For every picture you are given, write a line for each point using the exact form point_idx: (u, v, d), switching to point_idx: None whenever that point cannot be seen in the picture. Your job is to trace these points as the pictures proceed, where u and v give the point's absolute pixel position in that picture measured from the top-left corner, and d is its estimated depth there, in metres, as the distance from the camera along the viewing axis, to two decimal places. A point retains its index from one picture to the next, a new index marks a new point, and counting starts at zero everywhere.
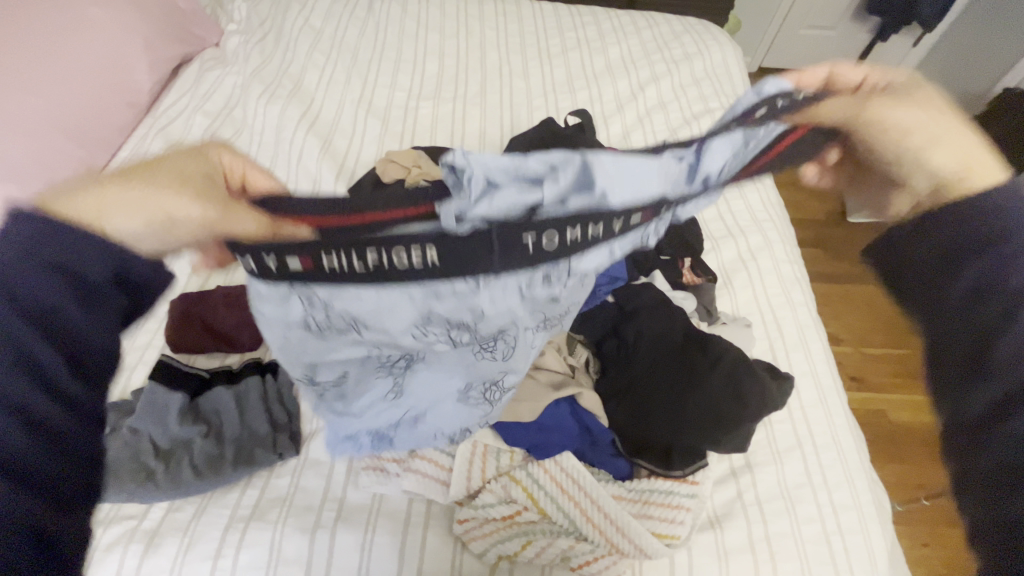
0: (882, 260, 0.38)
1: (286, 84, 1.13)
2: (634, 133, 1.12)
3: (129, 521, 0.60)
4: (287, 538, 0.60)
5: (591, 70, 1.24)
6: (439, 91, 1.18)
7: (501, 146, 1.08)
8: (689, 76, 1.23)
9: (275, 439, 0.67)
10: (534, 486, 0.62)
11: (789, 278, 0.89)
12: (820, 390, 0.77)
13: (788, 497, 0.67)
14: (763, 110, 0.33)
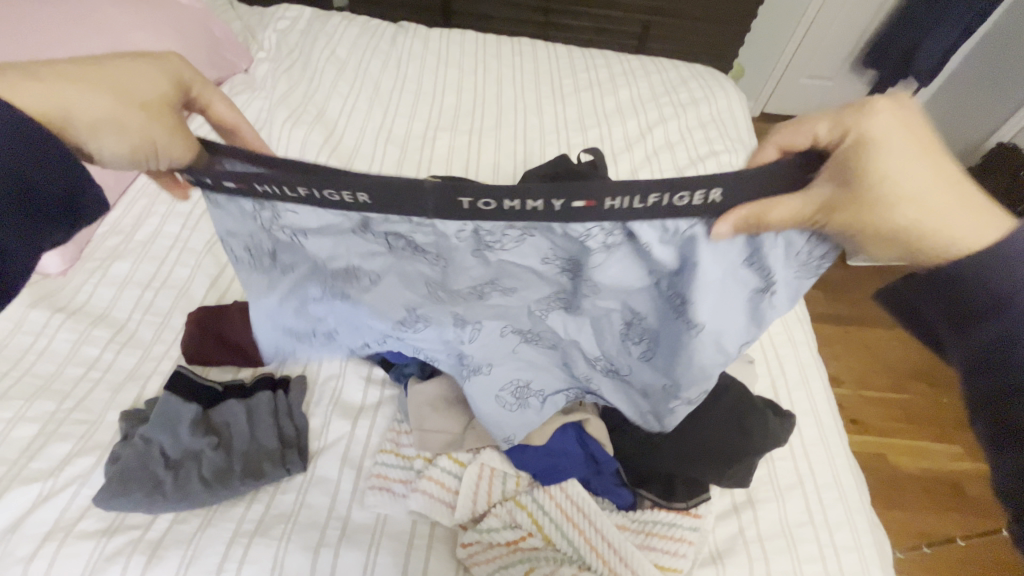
0: (932, 290, 0.43)
1: (311, 111, 1.19)
2: (641, 171, 1.16)
3: (134, 530, 0.60)
4: (291, 555, 0.60)
5: (601, 110, 1.30)
6: (457, 123, 1.23)
7: (514, 179, 1.13)
8: (696, 119, 1.29)
9: (283, 454, 0.68)
10: (539, 512, 0.63)
11: (791, 317, 0.91)
12: (822, 429, 0.78)
13: (790, 535, 0.67)
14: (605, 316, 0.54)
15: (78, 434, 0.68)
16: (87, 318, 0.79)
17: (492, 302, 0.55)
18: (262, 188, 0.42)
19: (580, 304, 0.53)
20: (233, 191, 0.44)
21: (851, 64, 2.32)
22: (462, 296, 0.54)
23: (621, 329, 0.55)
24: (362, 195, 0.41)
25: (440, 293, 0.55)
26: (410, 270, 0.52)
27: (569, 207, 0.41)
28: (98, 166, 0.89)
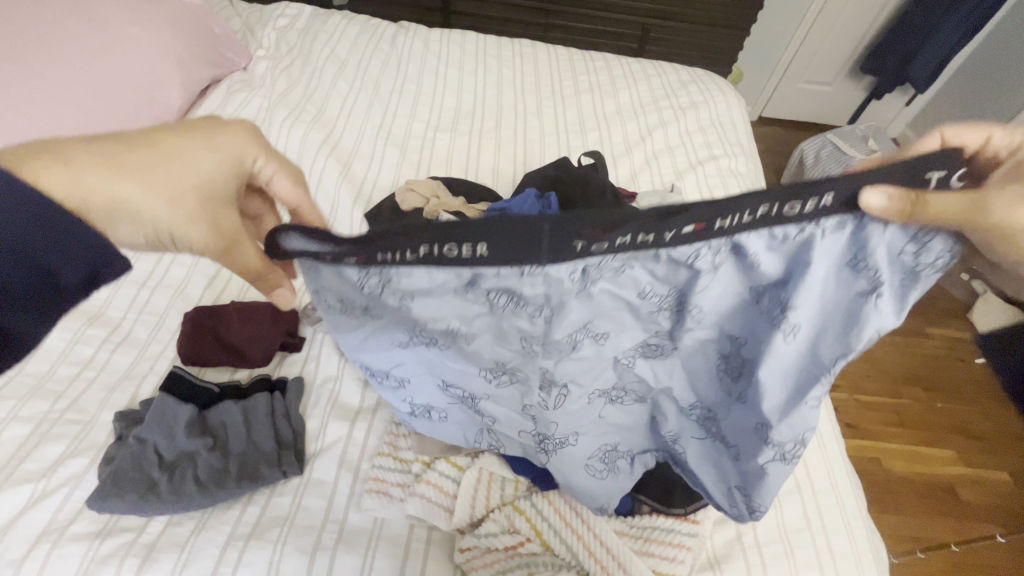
0: None
1: (310, 110, 1.18)
2: (641, 175, 1.16)
3: (127, 533, 0.60)
4: (287, 558, 0.59)
5: (602, 113, 1.30)
6: (457, 124, 1.23)
7: (514, 180, 1.12)
8: (695, 123, 1.29)
9: (280, 456, 0.67)
10: (537, 517, 0.63)
11: None
12: (819, 434, 0.79)
13: (787, 540, 0.67)
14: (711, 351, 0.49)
15: (71, 434, 0.67)
16: (81, 317, 0.78)
17: (584, 353, 0.48)
18: (384, 257, 0.42)
19: (671, 343, 0.49)
20: (343, 245, 0.41)
21: (849, 69, 2.33)
22: (552, 352, 0.47)
23: (714, 363, 0.50)
24: (469, 238, 0.39)
25: (533, 347, 0.48)
26: (505, 325, 0.47)
27: (679, 232, 0.39)
28: None
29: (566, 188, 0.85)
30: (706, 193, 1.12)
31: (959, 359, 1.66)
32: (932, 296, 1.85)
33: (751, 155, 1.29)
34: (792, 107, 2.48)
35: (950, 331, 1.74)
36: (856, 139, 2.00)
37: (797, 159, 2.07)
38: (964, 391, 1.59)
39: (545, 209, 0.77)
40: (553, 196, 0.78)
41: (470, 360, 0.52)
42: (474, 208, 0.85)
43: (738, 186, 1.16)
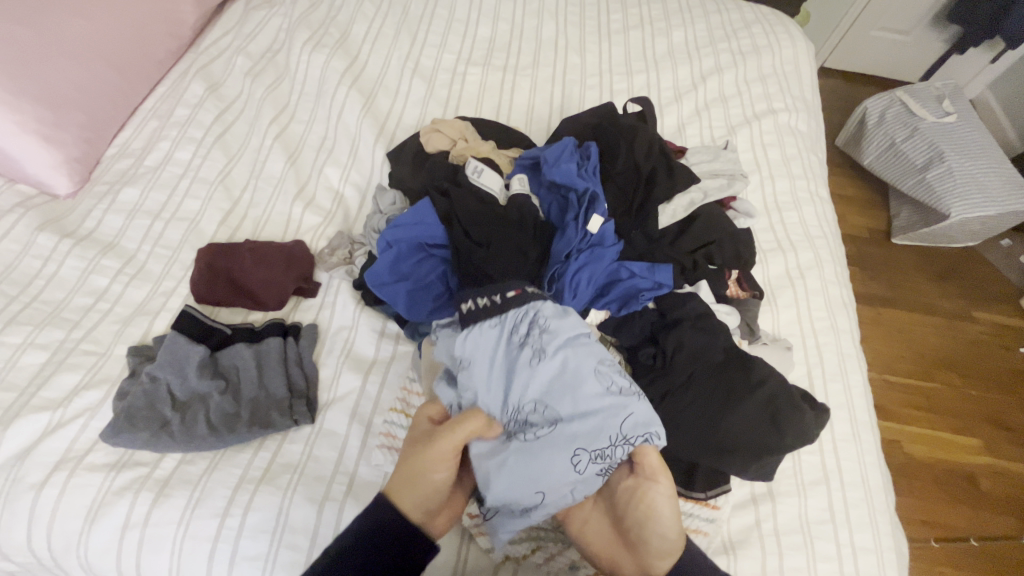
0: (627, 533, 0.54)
1: (333, 33, 1.09)
2: (689, 126, 1.05)
3: (141, 467, 0.60)
4: (296, 506, 0.59)
5: (652, 53, 1.17)
6: (490, 57, 1.12)
7: (550, 123, 1.02)
8: (755, 71, 1.16)
9: (291, 404, 0.65)
10: None
11: (836, 302, 0.85)
12: (855, 425, 0.74)
13: (807, 531, 0.64)
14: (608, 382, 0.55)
15: (87, 365, 0.66)
16: (96, 246, 0.76)
17: (563, 331, 0.58)
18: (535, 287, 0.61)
19: (591, 353, 0.57)
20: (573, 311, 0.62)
21: (933, 16, 2.06)
22: (577, 343, 0.57)
23: (581, 359, 0.56)
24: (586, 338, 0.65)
25: (567, 318, 0.59)
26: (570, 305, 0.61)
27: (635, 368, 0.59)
28: (106, 82, 0.84)
29: (608, 135, 0.74)
30: (759, 152, 1.02)
31: (1001, 345, 1.65)
32: (983, 280, 1.78)
33: (813, 111, 1.16)
34: (859, 57, 2.25)
35: (995, 318, 1.70)
36: (928, 99, 1.82)
37: (857, 117, 1.89)
38: (1001, 380, 1.58)
39: (584, 161, 0.70)
40: (594, 146, 0.71)
41: (512, 317, 0.59)
42: (505, 153, 0.78)
43: (797, 147, 1.04)
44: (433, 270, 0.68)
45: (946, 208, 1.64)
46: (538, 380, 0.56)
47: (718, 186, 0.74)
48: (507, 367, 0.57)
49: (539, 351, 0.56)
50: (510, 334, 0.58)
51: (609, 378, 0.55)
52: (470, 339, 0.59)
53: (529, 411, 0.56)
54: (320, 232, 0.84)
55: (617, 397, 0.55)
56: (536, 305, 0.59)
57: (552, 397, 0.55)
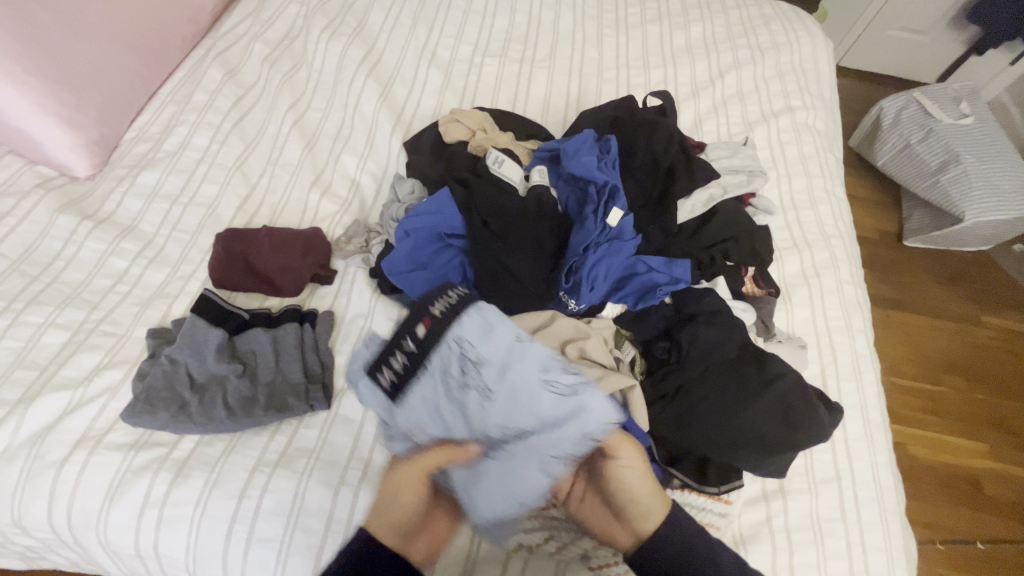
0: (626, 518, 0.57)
1: (350, 22, 1.08)
2: (706, 122, 1.04)
3: (160, 448, 0.61)
4: (312, 489, 0.60)
5: (669, 47, 1.16)
6: (507, 49, 1.12)
7: (566, 116, 1.02)
8: (774, 68, 1.15)
9: (307, 390, 0.66)
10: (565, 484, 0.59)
11: (851, 302, 0.84)
12: (867, 425, 0.74)
13: (818, 528, 0.65)
14: (566, 396, 0.57)
15: (106, 346, 0.67)
16: (115, 229, 0.77)
17: (483, 351, 0.58)
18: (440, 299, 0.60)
19: (537, 375, 0.57)
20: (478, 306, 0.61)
21: (952, 16, 2.04)
22: (504, 358, 0.58)
23: (525, 378, 0.57)
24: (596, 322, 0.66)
25: (488, 333, 0.59)
26: (483, 315, 0.59)
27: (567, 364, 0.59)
28: (124, 66, 0.84)
29: (628, 130, 0.74)
30: (776, 150, 1.01)
31: (1010, 350, 1.64)
32: (994, 285, 1.77)
33: (831, 110, 1.15)
34: (875, 56, 2.23)
35: (1005, 323, 1.69)
36: (945, 100, 1.80)
37: (872, 117, 1.87)
38: (1009, 385, 1.57)
39: (603, 155, 0.70)
40: (613, 139, 0.71)
41: (434, 354, 0.59)
42: (523, 145, 0.78)
43: (814, 146, 1.03)
44: (450, 260, 0.68)
45: (960, 211, 1.62)
46: (477, 403, 0.58)
47: (737, 183, 0.74)
48: (457, 405, 0.58)
49: (474, 380, 0.58)
50: (439, 374, 0.58)
51: (565, 391, 0.57)
52: (411, 390, 0.58)
53: (504, 444, 0.57)
54: (336, 220, 0.84)
55: (578, 404, 0.56)
56: (454, 334, 0.58)
57: (524, 423, 0.57)
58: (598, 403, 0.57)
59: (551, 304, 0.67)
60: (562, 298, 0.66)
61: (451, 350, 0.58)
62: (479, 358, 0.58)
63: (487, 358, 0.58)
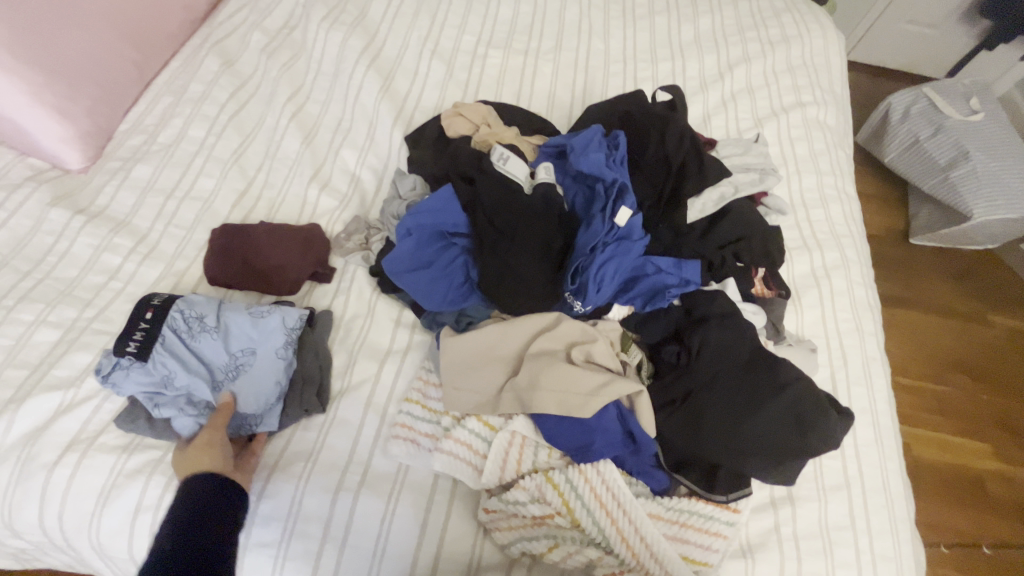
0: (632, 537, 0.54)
1: (351, 11, 1.06)
2: (715, 117, 1.02)
3: (154, 451, 0.60)
4: (311, 494, 0.58)
5: (678, 40, 1.13)
6: (511, 40, 1.09)
7: (571, 110, 1.00)
8: (784, 62, 1.12)
9: (304, 393, 0.64)
10: (571, 493, 0.56)
11: (862, 304, 0.82)
12: (877, 430, 0.72)
13: (827, 537, 0.63)
14: (241, 364, 0.63)
15: (99, 345, 0.65)
16: (108, 224, 0.75)
17: (250, 345, 0.64)
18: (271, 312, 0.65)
19: (215, 357, 0.63)
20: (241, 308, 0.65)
21: (965, 9, 2.00)
22: (260, 344, 0.64)
23: (258, 357, 0.63)
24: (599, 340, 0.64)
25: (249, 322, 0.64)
26: (227, 315, 0.64)
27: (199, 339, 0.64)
28: (118, 54, 0.81)
29: (637, 126, 0.72)
30: (787, 147, 0.99)
31: (1016, 350, 1.62)
32: (1001, 284, 1.75)
33: (843, 105, 1.13)
34: (884, 51, 2.19)
35: (1012, 322, 1.67)
36: (956, 96, 1.77)
37: (881, 113, 1.84)
38: (1014, 386, 1.55)
39: (612, 151, 0.68)
40: (622, 135, 0.69)
41: (254, 359, 0.63)
42: (528, 141, 0.75)
43: (825, 142, 1.01)
44: (454, 259, 0.66)
45: (969, 209, 1.60)
46: (223, 364, 0.63)
47: (749, 181, 0.72)
48: (259, 396, 0.62)
49: (261, 369, 0.63)
50: (258, 371, 0.63)
51: (244, 359, 0.63)
52: (241, 396, 0.62)
53: (251, 419, 0.62)
54: (336, 217, 0.82)
55: (252, 369, 0.63)
56: (228, 334, 0.64)
57: (240, 394, 0.62)
58: (260, 363, 0.63)
59: (556, 306, 0.65)
60: (568, 299, 0.64)
61: (182, 320, 0.63)
62: (212, 320, 0.63)
63: (268, 326, 0.64)
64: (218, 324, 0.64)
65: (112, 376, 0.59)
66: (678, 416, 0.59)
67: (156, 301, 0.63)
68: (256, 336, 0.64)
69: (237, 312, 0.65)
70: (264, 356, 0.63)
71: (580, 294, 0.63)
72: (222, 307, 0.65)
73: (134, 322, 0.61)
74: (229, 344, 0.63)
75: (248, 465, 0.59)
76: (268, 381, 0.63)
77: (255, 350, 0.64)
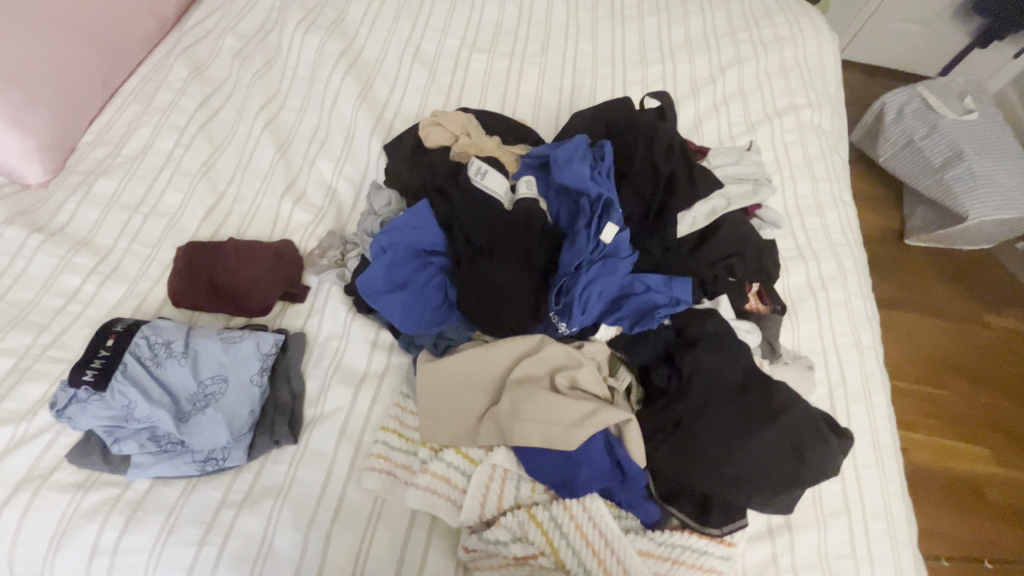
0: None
1: (328, 13, 1.02)
2: (707, 122, 0.99)
3: (111, 489, 0.56)
4: (280, 533, 0.54)
5: (668, 42, 1.10)
6: (496, 43, 1.05)
7: (558, 116, 0.96)
8: (777, 64, 1.09)
9: (273, 422, 0.60)
10: (554, 530, 0.52)
11: (860, 316, 0.79)
12: (878, 450, 0.69)
13: (827, 567, 0.60)
14: (209, 392, 0.58)
15: (54, 374, 0.61)
16: (68, 242, 0.71)
17: (221, 372, 0.60)
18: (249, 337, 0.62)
19: (181, 384, 0.58)
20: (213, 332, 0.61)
21: (958, 7, 1.98)
22: (233, 370, 0.60)
23: (228, 385, 0.59)
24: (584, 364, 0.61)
25: (221, 348, 0.60)
26: (196, 340, 0.60)
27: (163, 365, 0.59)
28: (81, 63, 0.77)
29: (624, 135, 0.69)
30: (780, 152, 0.96)
31: (1014, 353, 1.60)
32: (998, 285, 1.73)
33: (837, 108, 1.10)
34: (877, 49, 2.17)
35: (1009, 324, 1.65)
36: (951, 95, 1.74)
37: (875, 113, 1.81)
38: (1012, 389, 1.53)
39: (597, 163, 0.64)
40: (608, 145, 0.65)
41: (226, 386, 0.59)
42: (510, 151, 0.72)
43: (820, 147, 0.98)
44: (431, 278, 0.63)
45: (966, 211, 1.58)
46: (190, 393, 0.58)
47: (742, 193, 0.69)
48: (228, 426, 0.57)
49: (231, 398, 0.59)
50: (228, 399, 0.58)
51: (213, 387, 0.59)
52: (207, 427, 0.56)
53: (218, 452, 0.57)
54: (311, 231, 0.78)
55: (222, 397, 0.58)
56: (198, 360, 0.59)
57: (205, 426, 0.56)
58: (232, 391, 0.59)
59: (539, 327, 0.61)
60: (552, 320, 0.61)
61: (147, 346, 0.58)
62: (179, 345, 0.59)
63: (241, 352, 0.61)
64: (186, 350, 0.59)
65: (68, 411, 0.54)
66: (668, 445, 0.56)
67: (120, 327, 0.59)
68: (228, 363, 0.60)
69: (208, 338, 0.61)
70: (236, 384, 0.59)
71: (563, 314, 0.59)
72: (191, 332, 0.61)
73: (94, 348, 0.56)
74: (197, 371, 0.59)
75: (212, 504, 0.55)
76: (240, 410, 0.58)
77: (225, 377, 0.59)
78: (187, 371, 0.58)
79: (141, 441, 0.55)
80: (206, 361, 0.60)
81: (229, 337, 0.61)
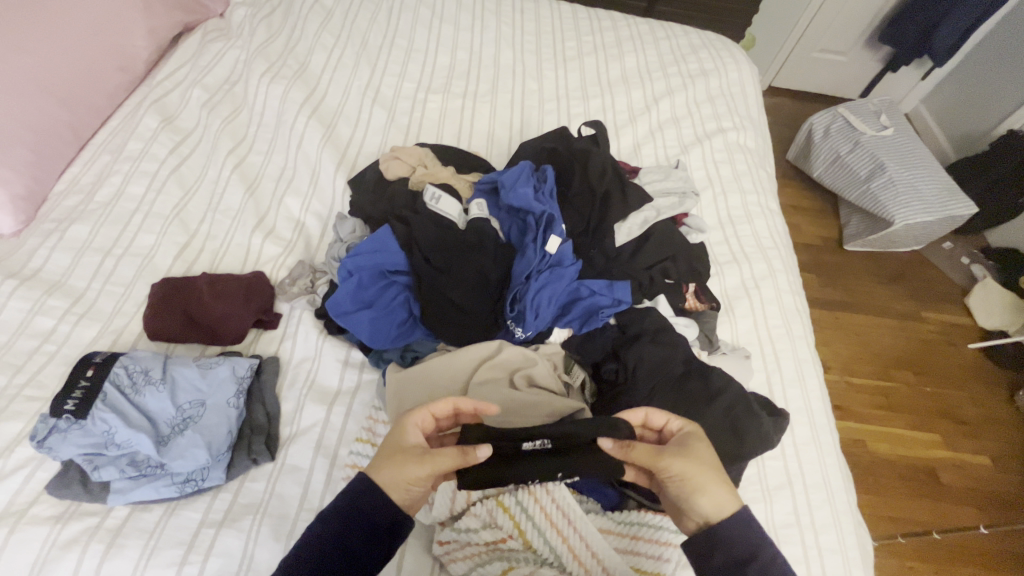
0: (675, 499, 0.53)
1: (292, 64, 1.09)
2: (645, 147, 1.09)
3: (90, 518, 0.57)
4: (261, 546, 0.57)
5: (606, 77, 1.22)
6: (450, 85, 1.15)
7: (510, 148, 1.05)
8: (704, 93, 1.21)
9: (250, 442, 0.63)
10: (522, 515, 0.57)
11: (791, 310, 0.88)
12: (814, 428, 0.76)
13: (774, 536, 0.66)
14: (187, 415, 0.61)
15: (30, 412, 0.63)
16: (41, 286, 0.73)
17: (198, 395, 0.62)
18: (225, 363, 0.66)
19: (158, 409, 0.61)
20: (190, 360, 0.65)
21: (866, 38, 2.22)
22: (209, 394, 0.63)
23: (205, 408, 0.62)
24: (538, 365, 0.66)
25: (197, 373, 0.64)
26: (174, 368, 0.64)
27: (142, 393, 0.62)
28: (53, 118, 0.82)
29: (565, 160, 0.77)
30: (711, 170, 1.06)
31: (949, 343, 1.74)
32: (930, 281, 1.88)
33: (760, 129, 1.23)
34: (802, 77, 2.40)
35: (943, 317, 1.80)
36: (868, 114, 1.94)
37: (805, 132, 1.99)
38: (951, 377, 1.65)
39: (540, 185, 0.72)
40: (550, 169, 0.73)
41: (203, 409, 0.62)
42: (464, 179, 0.79)
43: (746, 163, 1.09)
44: (395, 296, 0.68)
45: (891, 216, 1.74)
46: (168, 417, 0.61)
47: (671, 205, 0.78)
48: (206, 446, 0.59)
49: (209, 420, 0.61)
50: (204, 421, 0.61)
51: (191, 410, 0.61)
52: (185, 447, 0.59)
53: (198, 471, 0.59)
54: (281, 263, 0.83)
55: (200, 419, 0.61)
56: (175, 386, 0.62)
57: (183, 446, 0.59)
58: (209, 413, 0.62)
59: (498, 334, 0.67)
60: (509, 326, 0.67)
61: (126, 375, 0.61)
62: (157, 372, 0.62)
63: (217, 377, 0.64)
64: (162, 377, 0.62)
65: (49, 441, 0.56)
66: None
67: (99, 359, 0.62)
68: (205, 386, 0.63)
69: (185, 365, 0.64)
70: (212, 405, 0.62)
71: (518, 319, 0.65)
72: (168, 361, 0.64)
73: (75, 380, 0.60)
74: (174, 396, 0.62)
75: (193, 523, 0.58)
76: (217, 431, 0.61)
77: (203, 400, 0.62)
78: (165, 396, 0.61)
79: (121, 466, 0.57)
80: (183, 386, 0.63)
81: (205, 364, 0.65)
